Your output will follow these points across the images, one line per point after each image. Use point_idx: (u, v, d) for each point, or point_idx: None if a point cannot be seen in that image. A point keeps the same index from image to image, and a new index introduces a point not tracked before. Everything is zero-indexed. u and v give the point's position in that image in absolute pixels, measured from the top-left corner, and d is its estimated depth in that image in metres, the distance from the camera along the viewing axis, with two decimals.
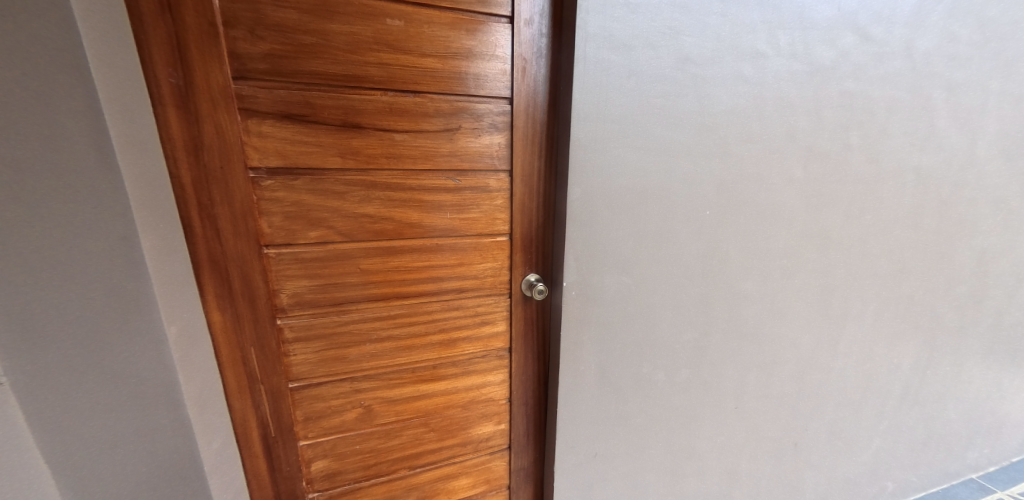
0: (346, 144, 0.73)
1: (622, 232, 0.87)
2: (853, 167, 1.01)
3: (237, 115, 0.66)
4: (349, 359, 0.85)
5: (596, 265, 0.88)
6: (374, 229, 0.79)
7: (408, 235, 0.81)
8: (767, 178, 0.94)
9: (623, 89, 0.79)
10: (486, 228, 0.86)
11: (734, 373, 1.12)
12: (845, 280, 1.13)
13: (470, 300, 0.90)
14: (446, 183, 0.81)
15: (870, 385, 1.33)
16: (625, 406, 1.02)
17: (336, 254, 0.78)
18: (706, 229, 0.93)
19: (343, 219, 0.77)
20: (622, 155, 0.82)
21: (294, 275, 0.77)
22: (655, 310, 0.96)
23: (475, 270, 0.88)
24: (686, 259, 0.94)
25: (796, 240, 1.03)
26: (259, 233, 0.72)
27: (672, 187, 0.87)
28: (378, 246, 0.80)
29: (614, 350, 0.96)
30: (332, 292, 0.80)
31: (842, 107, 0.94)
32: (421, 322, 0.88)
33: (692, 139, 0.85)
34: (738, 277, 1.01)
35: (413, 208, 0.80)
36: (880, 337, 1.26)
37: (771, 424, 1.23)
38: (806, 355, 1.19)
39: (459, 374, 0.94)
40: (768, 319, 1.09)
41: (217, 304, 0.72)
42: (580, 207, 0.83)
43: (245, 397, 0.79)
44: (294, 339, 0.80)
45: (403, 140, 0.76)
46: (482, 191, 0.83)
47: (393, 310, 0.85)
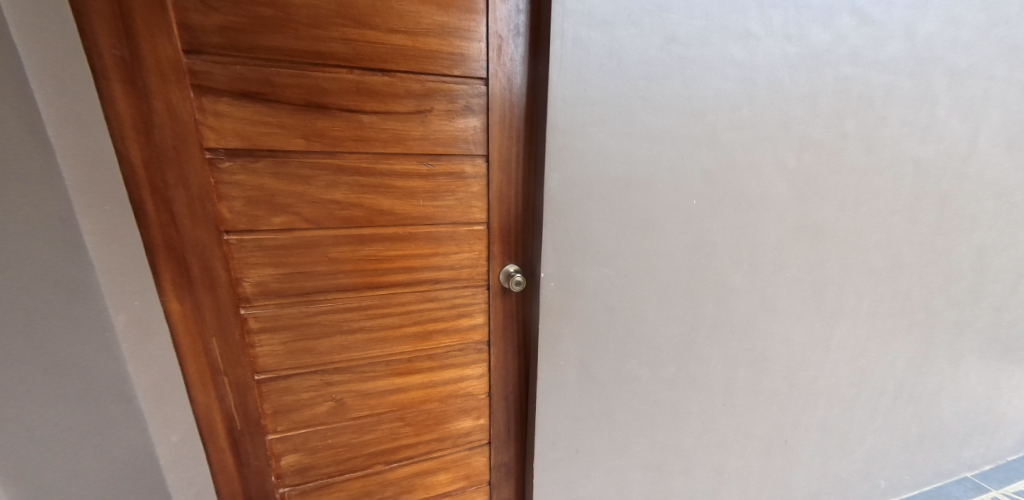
0: (311, 126, 0.70)
1: (603, 221, 0.84)
2: (848, 157, 0.97)
3: (191, 92, 0.63)
4: (320, 350, 0.82)
5: (577, 256, 0.84)
6: (343, 216, 0.76)
7: (380, 223, 0.78)
8: (758, 167, 0.91)
9: (604, 70, 0.75)
10: (461, 216, 0.82)
11: (722, 369, 1.09)
12: (837, 275, 1.10)
13: (446, 291, 0.87)
14: (419, 168, 0.78)
15: (862, 382, 1.30)
16: (608, 402, 1.00)
17: (304, 241, 0.75)
18: (693, 220, 0.90)
19: (310, 205, 0.74)
20: (603, 140, 0.78)
21: (257, 263, 0.74)
22: (640, 304, 0.93)
23: (451, 260, 0.85)
24: (672, 251, 0.91)
25: (788, 232, 1.00)
26: (219, 219, 0.69)
27: (657, 175, 0.84)
28: (348, 233, 0.77)
29: (596, 344, 0.93)
30: (299, 281, 0.77)
31: (839, 94, 0.90)
32: (395, 313, 0.85)
33: (678, 125, 0.81)
34: (727, 270, 0.98)
35: (385, 194, 0.77)
36: (872, 333, 1.23)
37: (761, 421, 1.21)
38: (797, 351, 1.16)
39: (436, 367, 0.92)
40: (758, 314, 1.06)
41: (174, 292, 0.69)
42: (559, 195, 0.79)
43: (209, 389, 0.76)
44: (260, 329, 0.77)
45: (372, 122, 0.72)
46: (457, 178, 0.80)
47: (365, 301, 0.82)
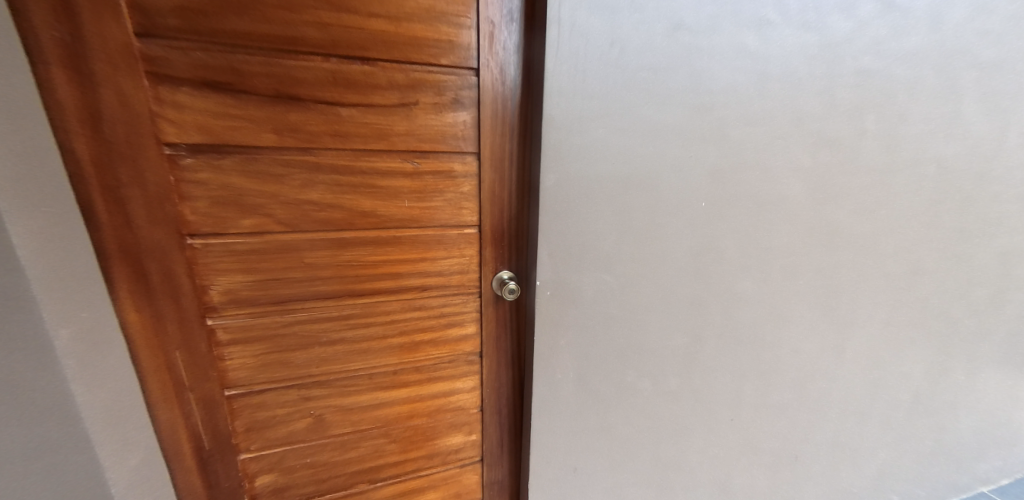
0: (283, 119, 0.63)
1: (604, 225, 0.77)
2: (866, 156, 0.90)
3: (145, 80, 0.56)
4: (297, 363, 0.77)
5: (575, 262, 0.78)
6: (320, 218, 0.70)
7: (361, 226, 0.72)
8: (771, 167, 0.84)
9: (605, 59, 0.68)
10: (450, 218, 0.76)
11: (730, 382, 1.02)
12: (852, 282, 1.04)
13: (434, 300, 0.81)
14: (404, 166, 0.71)
15: (875, 394, 1.24)
16: (607, 417, 0.93)
17: (278, 246, 0.69)
18: (700, 223, 0.83)
19: (284, 206, 0.67)
20: (603, 137, 0.72)
21: (226, 269, 0.67)
22: (643, 314, 0.86)
23: (439, 266, 0.79)
24: (677, 257, 0.84)
25: (801, 236, 0.93)
26: (181, 221, 0.63)
27: (663, 175, 0.77)
28: (326, 237, 0.71)
29: (596, 357, 0.86)
30: (273, 289, 0.71)
31: (858, 88, 0.83)
32: (378, 324, 0.79)
33: (685, 120, 0.75)
34: (736, 277, 0.91)
35: (366, 195, 0.71)
36: (886, 342, 1.17)
37: (769, 435, 1.14)
38: (809, 362, 1.10)
39: (424, 380, 0.86)
40: (769, 324, 1.00)
41: (132, 301, 0.63)
42: (555, 196, 0.73)
43: (173, 406, 0.70)
44: (230, 341, 0.71)
45: (351, 116, 0.66)
46: (446, 177, 0.74)
47: (346, 310, 0.76)
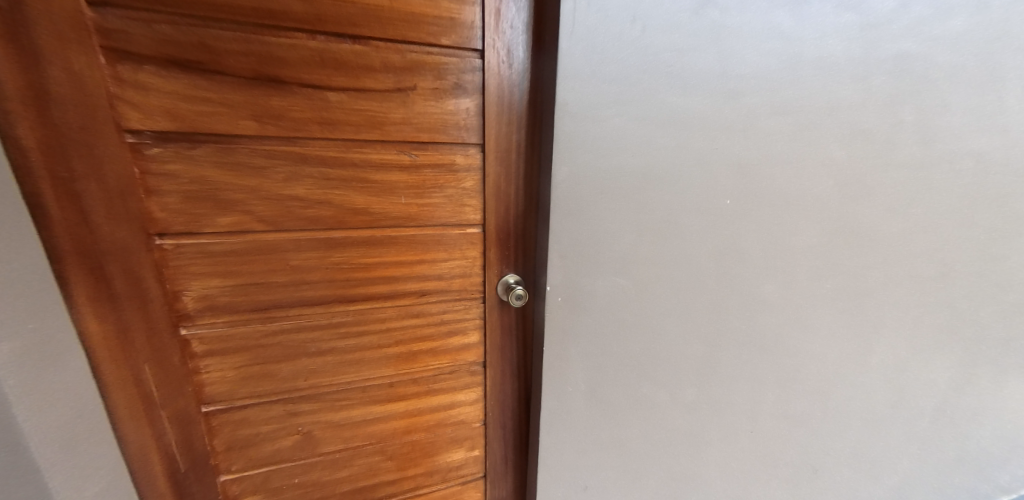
0: (263, 104, 0.56)
1: (620, 224, 0.70)
2: (901, 149, 0.83)
3: (101, 56, 0.49)
4: (282, 375, 0.70)
5: (588, 265, 0.71)
6: (307, 216, 0.63)
7: (352, 225, 0.65)
8: (800, 161, 0.77)
9: (625, 39, 0.62)
10: (451, 216, 0.69)
11: (750, 393, 0.95)
12: (880, 285, 0.97)
13: (433, 306, 0.74)
14: (400, 158, 0.64)
15: (898, 403, 1.17)
16: (620, 431, 0.86)
17: (260, 247, 0.62)
18: (723, 223, 0.76)
19: (265, 202, 0.60)
20: (621, 126, 0.65)
21: (201, 273, 0.60)
22: (660, 321, 0.79)
23: (440, 268, 0.72)
24: (698, 259, 0.77)
25: (830, 236, 0.86)
26: (148, 218, 0.56)
27: (685, 170, 0.70)
28: (314, 237, 0.64)
29: (609, 367, 0.80)
30: (254, 294, 0.64)
31: (895, 74, 0.76)
32: (372, 332, 0.72)
33: (711, 108, 0.68)
34: (760, 281, 0.84)
35: (358, 190, 0.64)
36: (912, 348, 1.10)
37: (789, 447, 1.08)
38: (833, 370, 1.03)
39: (422, 392, 0.79)
40: (793, 331, 0.93)
41: (92, 309, 0.56)
42: (567, 192, 0.66)
43: (142, 426, 0.63)
44: (207, 352, 0.64)
45: (341, 101, 0.59)
46: (447, 171, 0.67)
47: (336, 317, 0.70)
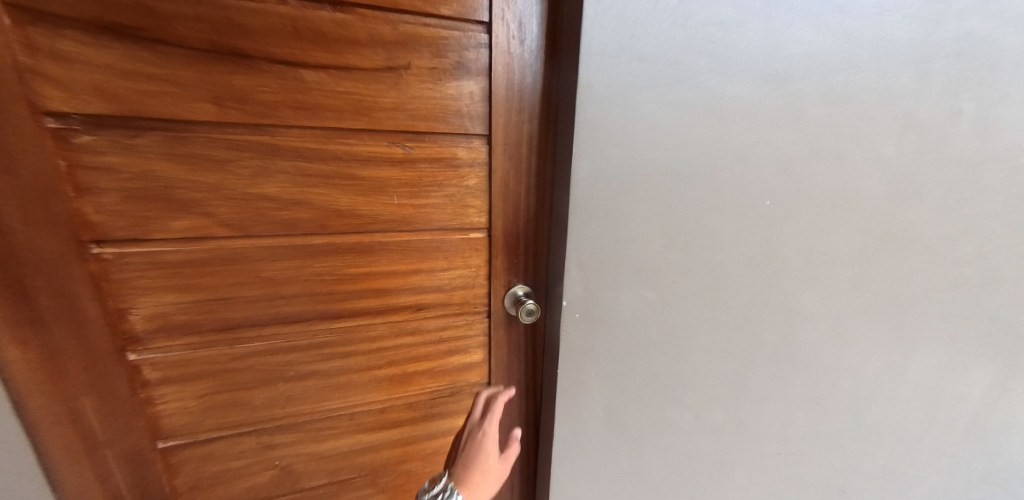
0: (222, 83, 0.46)
1: (647, 229, 0.60)
2: (957, 144, 0.74)
3: (9, 20, 0.40)
4: (256, 403, 0.61)
5: (610, 276, 0.61)
6: (280, 219, 0.53)
7: (335, 230, 0.55)
8: (848, 156, 0.68)
9: (660, 10, 0.52)
10: (451, 220, 0.60)
11: (781, 413, 0.86)
12: (923, 294, 0.88)
13: (431, 322, 0.64)
14: (392, 151, 0.54)
15: (932, 418, 1.09)
16: (640, 460, 0.77)
17: (224, 257, 0.52)
18: (761, 227, 0.67)
19: (228, 203, 0.50)
20: (653, 114, 0.55)
21: (151, 287, 0.50)
22: (688, 338, 0.70)
23: (438, 279, 0.62)
24: (732, 268, 0.68)
25: (875, 241, 0.77)
26: (80, 222, 0.46)
27: (722, 167, 0.61)
28: (289, 244, 0.54)
29: (629, 390, 0.70)
30: (219, 312, 0.54)
31: (958, 58, 0.68)
32: (360, 352, 0.63)
33: (755, 94, 0.59)
34: (798, 292, 0.75)
35: (341, 189, 0.54)
36: (949, 361, 1.02)
37: (816, 468, 0.99)
38: (867, 386, 0.94)
39: (418, 418, 0.70)
40: (828, 345, 0.84)
41: (12, 333, 0.46)
42: (589, 192, 0.56)
43: (84, 468, 0.53)
44: (162, 380, 0.55)
45: (320, 82, 0.49)
46: (447, 166, 0.57)
47: (318, 336, 0.60)
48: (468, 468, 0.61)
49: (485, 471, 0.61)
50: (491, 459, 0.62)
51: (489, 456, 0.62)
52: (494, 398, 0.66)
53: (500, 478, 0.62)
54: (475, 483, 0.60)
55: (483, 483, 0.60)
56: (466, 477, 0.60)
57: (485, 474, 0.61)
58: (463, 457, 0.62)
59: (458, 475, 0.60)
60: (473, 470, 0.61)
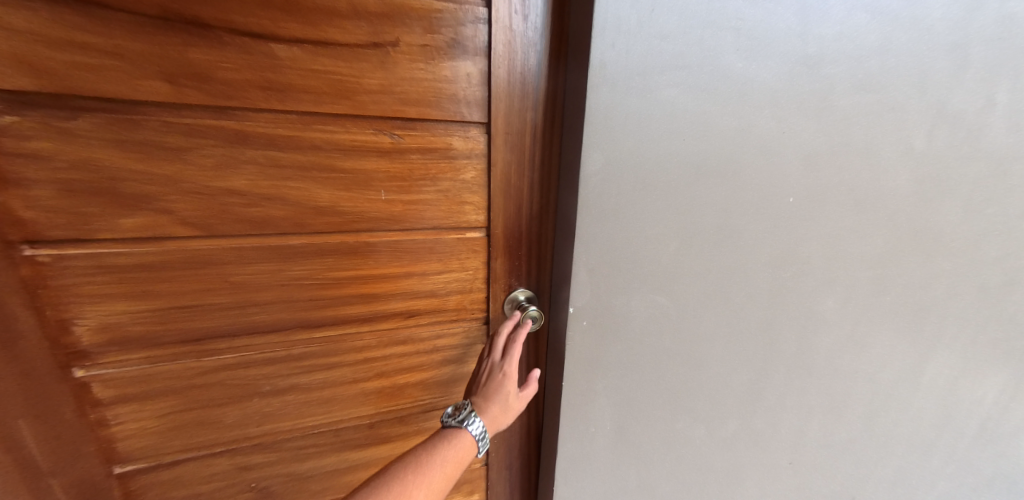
0: (177, 57, 0.39)
1: (663, 229, 0.55)
2: (989, 138, 0.69)
3: None
4: (228, 422, 0.54)
5: (621, 281, 0.56)
6: (250, 216, 0.46)
7: (314, 229, 0.49)
8: (877, 150, 0.63)
9: None
10: (446, 218, 0.54)
11: (795, 423, 0.81)
12: (945, 297, 0.83)
13: (423, 330, 0.58)
14: (379, 140, 0.48)
15: (945, 424, 1.05)
16: (648, 474, 0.72)
17: (186, 260, 0.45)
18: (784, 226, 0.62)
19: (189, 198, 0.44)
20: (672, 100, 0.49)
21: (100, 295, 0.44)
22: (703, 347, 0.65)
23: (432, 283, 0.56)
24: (752, 271, 0.63)
25: (899, 241, 0.72)
26: (9, 219, 0.39)
27: (745, 161, 0.55)
28: (262, 246, 0.48)
29: (639, 402, 0.65)
30: (181, 322, 0.48)
31: (996, 44, 0.62)
32: (345, 364, 0.57)
33: (784, 79, 0.53)
34: (818, 295, 0.70)
35: (321, 183, 0.47)
36: (965, 365, 0.98)
37: (825, 476, 0.95)
38: (883, 392, 0.90)
39: (410, 434, 0.64)
40: (846, 351, 0.79)
41: None
42: (600, 187, 0.50)
43: None
44: (117, 399, 0.48)
45: (294, 58, 0.42)
46: (441, 158, 0.51)
47: (297, 347, 0.54)
48: (491, 402, 0.54)
49: (508, 407, 0.55)
50: (513, 396, 0.56)
51: (511, 392, 0.55)
52: (516, 331, 0.57)
53: (519, 412, 0.57)
54: (497, 418, 0.54)
55: (504, 418, 0.55)
56: (487, 412, 0.54)
57: (506, 410, 0.55)
58: (484, 391, 0.55)
59: (479, 409, 0.54)
60: (497, 405, 0.54)
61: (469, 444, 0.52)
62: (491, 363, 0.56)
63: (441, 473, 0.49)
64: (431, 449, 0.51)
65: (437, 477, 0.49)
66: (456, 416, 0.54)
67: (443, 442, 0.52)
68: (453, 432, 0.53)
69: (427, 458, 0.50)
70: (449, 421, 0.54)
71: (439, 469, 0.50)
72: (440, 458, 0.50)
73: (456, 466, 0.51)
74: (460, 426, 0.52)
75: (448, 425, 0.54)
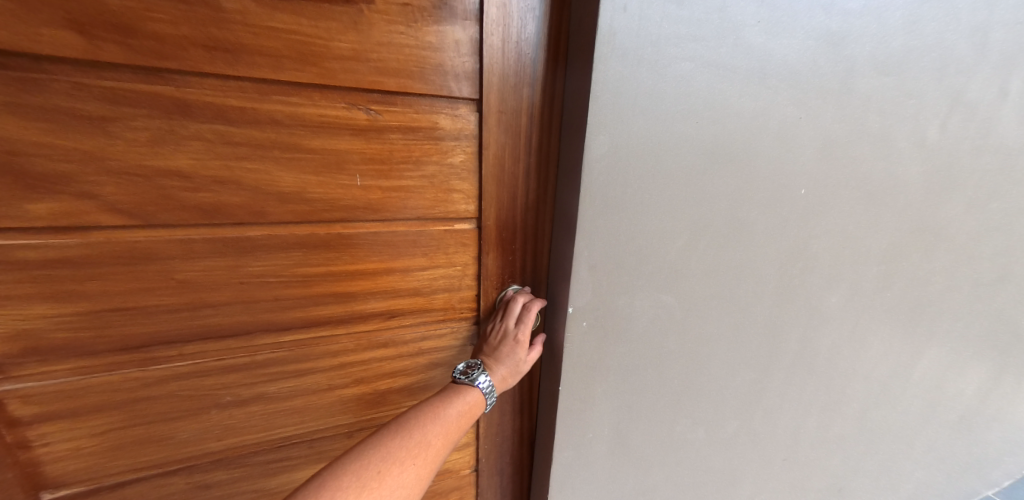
0: (95, 6, 0.32)
1: (671, 221, 0.50)
2: (998, 129, 0.67)
3: None
4: (182, 438, 0.47)
5: (625, 277, 0.51)
6: (198, 203, 0.39)
7: (277, 218, 0.42)
8: (893, 139, 0.59)
9: None
10: (432, 207, 0.48)
11: (793, 420, 0.79)
12: (943, 292, 0.82)
13: (408, 332, 0.53)
14: (353, 115, 0.41)
15: (931, 416, 1.05)
16: (646, 478, 0.69)
17: (120, 254, 0.38)
18: (795, 219, 0.58)
19: (120, 180, 0.36)
20: (687, 77, 0.44)
21: (12, 295, 0.37)
22: (707, 346, 0.61)
23: (417, 280, 0.50)
24: (761, 266, 0.59)
25: (906, 235, 0.69)
26: None
27: (760, 147, 0.50)
28: (214, 238, 0.41)
29: (640, 405, 0.61)
30: (117, 327, 0.40)
31: (1019, 27, 0.59)
32: (318, 370, 0.50)
33: (806, 58, 0.48)
34: (824, 292, 0.67)
35: (283, 165, 0.41)
36: (956, 360, 0.97)
37: (819, 472, 0.94)
38: (877, 388, 0.89)
39: None
40: (846, 348, 0.77)
41: None
42: (606, 173, 0.45)
43: None
44: (43, 416, 0.41)
45: (245, 13, 0.35)
46: (426, 138, 0.45)
47: (262, 352, 0.47)
48: (501, 369, 0.50)
49: (518, 372, 0.51)
50: (525, 361, 0.51)
51: (522, 357, 0.51)
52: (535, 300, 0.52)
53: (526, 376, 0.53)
54: (505, 382, 0.50)
55: (512, 383, 0.51)
56: (497, 379, 0.49)
57: (516, 376, 0.50)
58: (494, 357, 0.50)
59: (489, 376, 0.49)
60: (507, 368, 0.50)
61: (480, 399, 0.48)
62: (504, 328, 0.51)
63: (455, 424, 0.45)
64: (443, 400, 0.46)
65: (452, 429, 0.45)
66: (466, 375, 0.49)
67: (455, 395, 0.47)
68: (463, 389, 0.48)
69: (441, 408, 0.45)
70: (459, 378, 0.49)
71: (453, 421, 0.45)
72: (454, 411, 0.46)
73: (468, 420, 0.47)
74: (470, 383, 0.48)
75: (457, 381, 0.49)
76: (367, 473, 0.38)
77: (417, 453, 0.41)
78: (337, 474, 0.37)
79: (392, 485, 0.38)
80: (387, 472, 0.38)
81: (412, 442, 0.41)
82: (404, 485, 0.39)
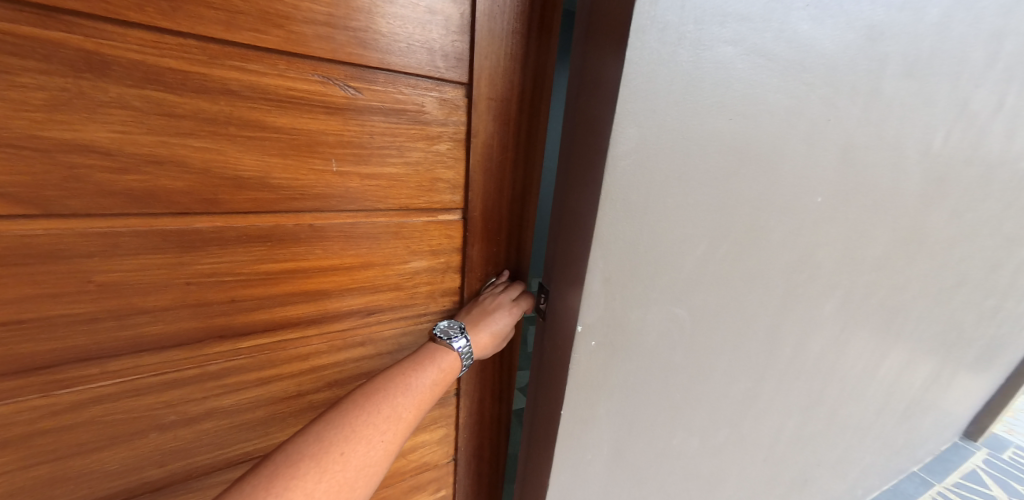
0: None
1: (692, 226, 0.45)
2: (988, 143, 0.67)
3: None
4: (108, 471, 0.39)
5: (639, 286, 0.46)
6: (122, 188, 0.31)
7: (232, 208, 0.35)
8: (903, 149, 0.57)
9: None
10: (415, 197, 0.41)
11: (778, 422, 0.78)
12: (917, 299, 0.83)
13: (386, 331, 0.46)
14: (329, 91, 0.34)
15: (891, 413, 1.09)
16: (639, 491, 0.65)
17: (10, 250, 0.30)
18: (809, 225, 0.54)
19: (11, 153, 0.28)
20: (725, 65, 0.39)
21: None
22: (710, 357, 0.57)
23: (397, 271, 0.43)
24: (772, 273, 0.55)
25: (897, 244, 0.68)
26: None
27: (791, 145, 0.47)
28: (146, 230, 0.33)
29: (640, 421, 0.56)
30: (11, 342, 0.32)
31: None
32: (281, 378, 0.43)
33: (841, 51, 0.44)
34: (822, 299, 0.65)
35: (241, 145, 0.33)
36: (919, 363, 1.00)
37: (792, 469, 0.95)
38: (851, 389, 0.89)
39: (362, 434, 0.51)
40: (833, 352, 0.76)
41: None
42: (630, 173, 0.39)
43: None
44: None
45: None
46: (416, 120, 0.38)
47: (213, 361, 0.39)
48: (485, 334, 0.45)
49: (498, 344, 0.46)
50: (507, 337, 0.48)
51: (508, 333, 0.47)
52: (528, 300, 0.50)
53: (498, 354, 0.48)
54: (484, 348, 0.45)
55: (487, 354, 0.46)
56: (478, 343, 0.44)
57: (495, 346, 0.46)
58: (482, 321, 0.45)
59: (469, 339, 0.44)
60: (491, 335, 0.45)
61: (457, 365, 0.43)
62: (502, 299, 0.47)
63: (429, 393, 0.40)
64: (416, 368, 0.40)
65: (424, 397, 0.39)
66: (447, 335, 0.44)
67: (428, 362, 0.41)
68: (442, 351, 0.43)
69: (412, 378, 0.39)
70: (440, 338, 0.44)
71: (426, 390, 0.40)
72: (427, 380, 0.40)
73: (443, 387, 0.42)
74: (449, 346, 0.43)
75: (438, 342, 0.44)
76: (329, 455, 0.32)
77: (387, 427, 0.36)
78: (292, 459, 0.31)
79: (358, 466, 0.33)
80: (351, 452, 0.33)
81: (382, 416, 0.36)
82: (372, 464, 0.34)
